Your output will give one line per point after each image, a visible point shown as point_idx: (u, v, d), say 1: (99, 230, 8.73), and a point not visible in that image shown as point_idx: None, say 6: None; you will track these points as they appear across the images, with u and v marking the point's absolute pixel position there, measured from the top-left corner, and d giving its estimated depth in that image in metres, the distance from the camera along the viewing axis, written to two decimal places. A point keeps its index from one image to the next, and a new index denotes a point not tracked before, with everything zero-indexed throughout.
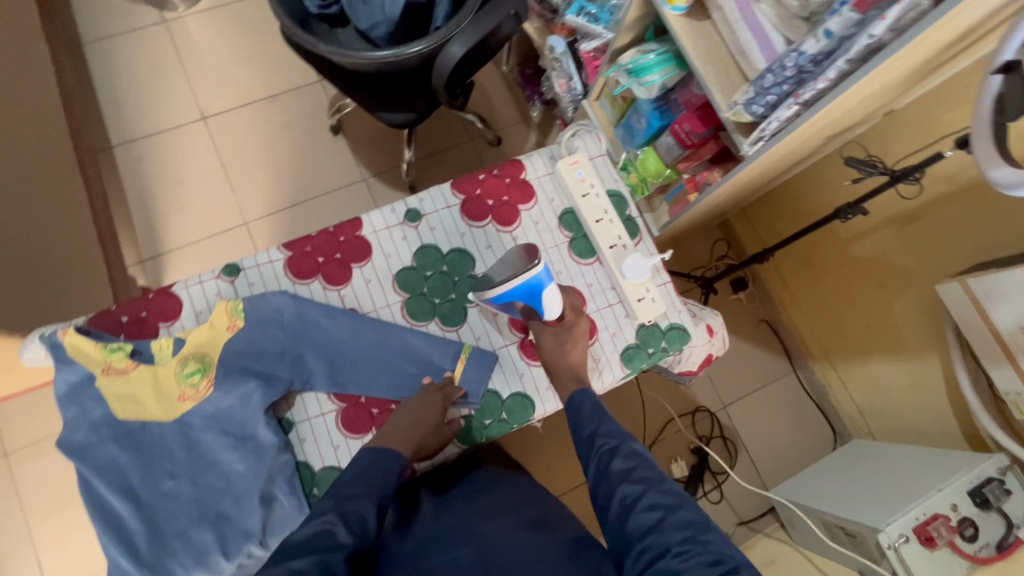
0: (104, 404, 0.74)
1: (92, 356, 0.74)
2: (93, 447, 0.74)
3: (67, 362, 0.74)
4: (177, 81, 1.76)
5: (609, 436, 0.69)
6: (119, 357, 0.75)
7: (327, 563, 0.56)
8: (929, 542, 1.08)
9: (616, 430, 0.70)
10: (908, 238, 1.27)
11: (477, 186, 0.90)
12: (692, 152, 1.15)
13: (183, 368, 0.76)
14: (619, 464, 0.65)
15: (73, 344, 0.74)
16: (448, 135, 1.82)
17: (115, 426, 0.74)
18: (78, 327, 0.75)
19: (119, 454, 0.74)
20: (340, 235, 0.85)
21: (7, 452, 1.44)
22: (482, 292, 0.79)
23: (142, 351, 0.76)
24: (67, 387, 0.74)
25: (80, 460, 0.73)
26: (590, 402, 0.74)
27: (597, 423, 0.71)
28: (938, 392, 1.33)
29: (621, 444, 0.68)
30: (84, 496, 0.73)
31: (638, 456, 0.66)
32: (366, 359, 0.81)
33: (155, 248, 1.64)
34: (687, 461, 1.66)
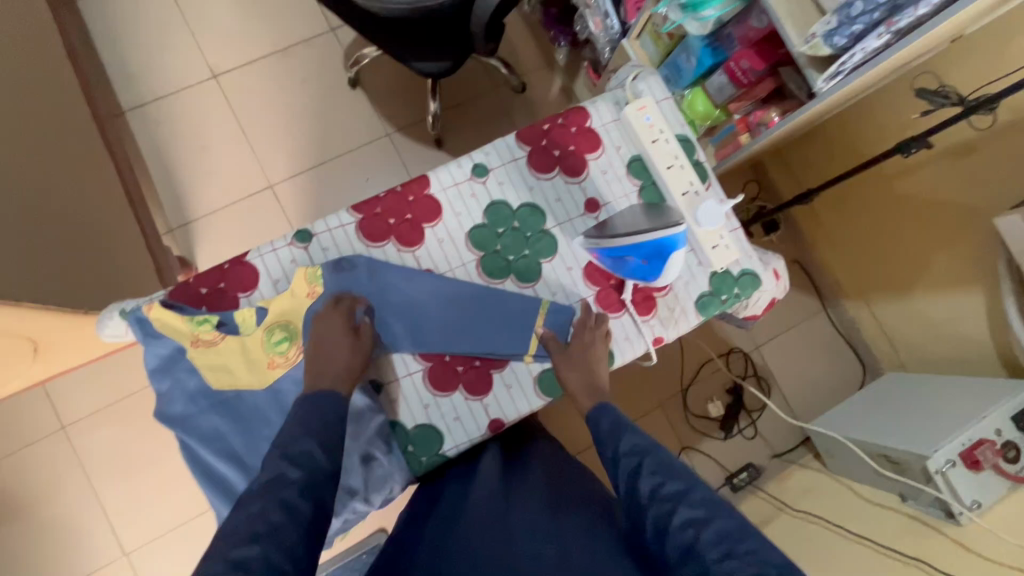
0: (196, 375, 0.76)
1: (181, 330, 0.74)
2: (193, 417, 0.76)
3: (156, 337, 0.75)
4: (182, 37, 1.66)
5: (633, 452, 0.69)
6: (206, 329, 0.75)
7: (288, 501, 0.59)
8: (975, 465, 1.13)
9: (638, 445, 0.70)
10: (962, 170, 1.24)
11: (542, 137, 0.87)
12: (745, 91, 1.12)
13: (270, 337, 0.76)
14: (647, 479, 0.66)
15: (161, 320, 0.74)
16: (471, 84, 1.75)
17: (211, 395, 0.76)
18: (164, 302, 0.74)
19: (218, 423, 0.76)
20: (408, 195, 0.83)
21: (65, 424, 1.47)
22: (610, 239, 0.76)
23: (227, 323, 0.75)
24: (160, 360, 0.76)
25: (183, 429, 0.76)
26: (611, 417, 0.75)
27: (619, 437, 0.72)
28: (979, 323, 1.34)
29: (649, 455, 0.68)
30: (190, 464, 0.76)
31: (668, 467, 0.67)
32: (446, 319, 0.81)
33: (182, 216, 1.60)
34: (723, 401, 1.72)
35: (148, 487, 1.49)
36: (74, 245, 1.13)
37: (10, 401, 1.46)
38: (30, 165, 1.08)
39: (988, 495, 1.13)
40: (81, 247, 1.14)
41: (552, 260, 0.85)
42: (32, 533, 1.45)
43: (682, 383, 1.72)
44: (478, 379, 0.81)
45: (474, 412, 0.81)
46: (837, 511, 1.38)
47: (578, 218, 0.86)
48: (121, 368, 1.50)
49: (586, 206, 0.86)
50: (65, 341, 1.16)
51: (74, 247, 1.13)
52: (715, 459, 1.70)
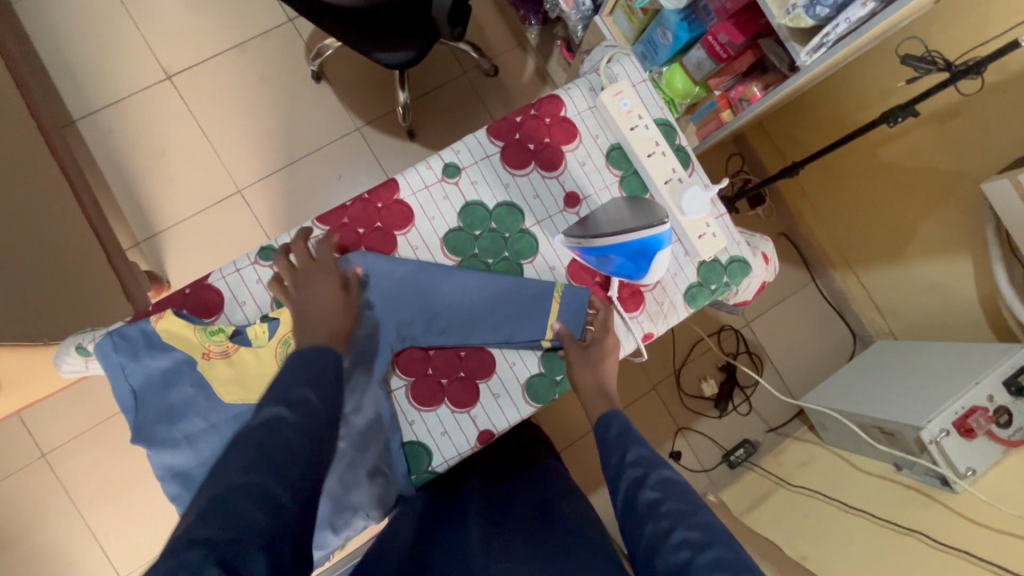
0: (189, 394, 0.72)
1: (191, 342, 0.72)
2: (200, 436, 0.73)
3: (163, 349, 0.72)
4: (129, 37, 1.57)
5: (641, 465, 0.65)
6: (219, 340, 0.72)
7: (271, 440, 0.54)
8: (969, 433, 1.13)
9: (646, 458, 0.65)
10: (945, 136, 1.22)
11: (515, 130, 0.82)
12: (725, 65, 1.07)
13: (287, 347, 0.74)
14: (649, 493, 0.61)
15: (169, 330, 0.72)
16: (440, 69, 1.68)
17: (206, 415, 0.73)
18: (176, 311, 0.72)
19: (212, 447, 0.73)
20: (376, 202, 0.78)
21: (46, 452, 1.43)
22: (589, 239, 0.72)
23: (240, 331, 0.73)
24: (145, 382, 0.72)
25: (186, 450, 0.73)
26: (618, 423, 0.72)
27: (627, 447, 0.67)
28: (965, 288, 1.34)
29: (658, 472, 0.64)
30: (177, 493, 0.73)
31: (673, 487, 0.62)
32: (456, 310, 0.78)
33: (148, 228, 1.53)
34: (716, 378, 1.71)
35: (138, 509, 1.45)
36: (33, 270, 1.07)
37: None
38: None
39: (981, 460, 1.13)
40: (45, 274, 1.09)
41: (533, 261, 0.81)
42: (23, 564, 1.41)
43: (675, 364, 1.71)
44: (465, 391, 0.78)
45: (463, 425, 0.78)
46: (834, 483, 1.39)
47: (558, 215, 0.82)
48: (97, 390, 1.45)
49: (565, 201, 0.82)
50: (35, 373, 1.11)
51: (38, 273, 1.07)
52: (711, 437, 1.70)
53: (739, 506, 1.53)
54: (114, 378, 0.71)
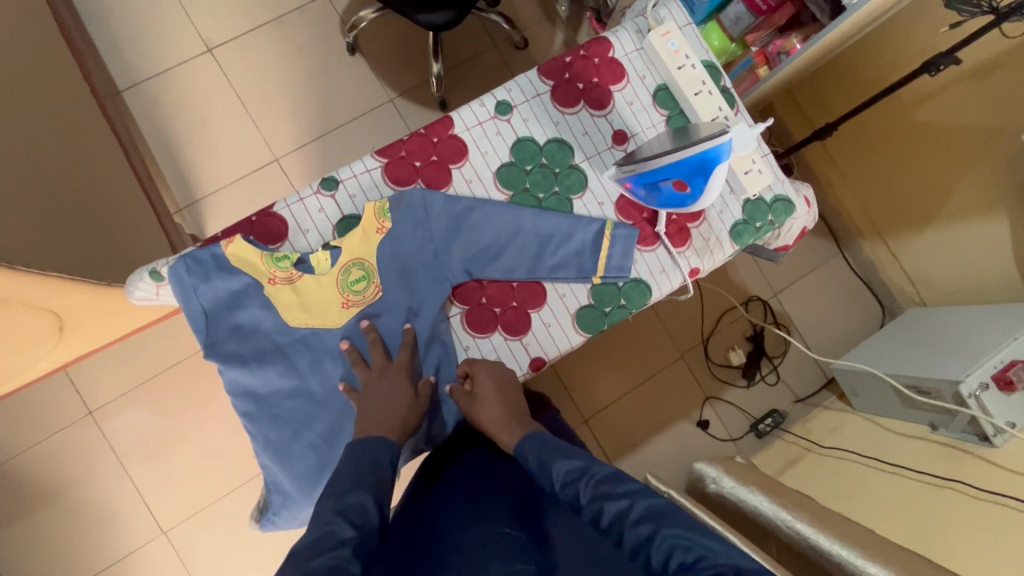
0: (258, 316, 0.76)
1: (258, 267, 0.74)
2: (266, 358, 0.76)
3: (230, 272, 0.74)
4: (172, 12, 1.62)
5: (571, 484, 0.67)
6: (283, 266, 0.74)
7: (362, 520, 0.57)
8: (1008, 387, 1.14)
9: (572, 472, 0.67)
10: (984, 93, 1.22)
11: (565, 70, 0.85)
12: (764, 19, 1.08)
13: (347, 276, 0.77)
14: (588, 509, 0.63)
15: (239, 256, 0.74)
16: (471, 42, 1.71)
17: (275, 336, 0.76)
18: (245, 239, 0.74)
19: (279, 367, 0.77)
20: (432, 137, 0.81)
21: (92, 409, 1.47)
22: (645, 164, 0.74)
23: (305, 260, 0.76)
24: (215, 303, 0.74)
25: (253, 371, 0.76)
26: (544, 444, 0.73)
27: (551, 469, 0.69)
28: (1002, 250, 1.33)
29: (586, 478, 0.66)
30: (243, 409, 0.77)
31: (607, 487, 0.64)
32: (508, 242, 0.80)
33: (189, 195, 1.58)
34: (744, 349, 1.72)
35: (178, 467, 1.49)
36: (100, 221, 1.11)
37: (34, 389, 1.46)
38: (50, 142, 1.06)
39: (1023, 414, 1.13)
40: (109, 226, 1.13)
41: (583, 197, 0.83)
42: (71, 517, 1.46)
43: (702, 333, 1.72)
44: (517, 320, 0.81)
45: (516, 352, 0.81)
46: (866, 445, 1.39)
47: (606, 151, 0.84)
48: (142, 350, 1.49)
49: (613, 138, 0.84)
50: (95, 321, 1.15)
51: (103, 224, 1.11)
52: (739, 406, 1.71)
53: (769, 470, 1.53)
54: (185, 297, 0.74)
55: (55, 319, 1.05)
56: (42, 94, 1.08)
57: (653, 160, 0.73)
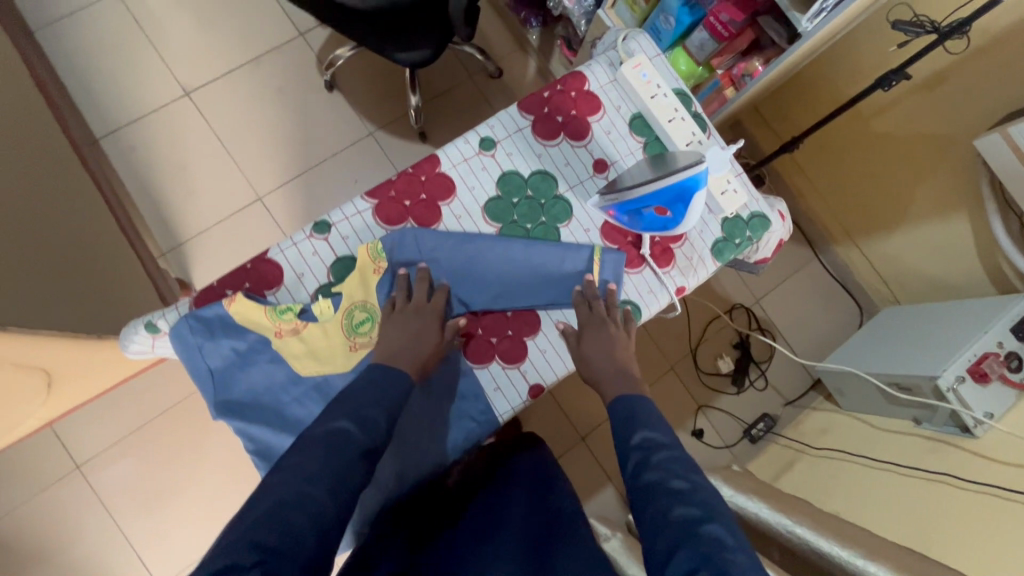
0: (266, 367, 0.76)
1: (262, 323, 0.75)
2: (276, 408, 0.76)
3: (233, 327, 0.75)
4: (149, 58, 1.63)
5: (647, 446, 0.69)
6: (288, 318, 0.75)
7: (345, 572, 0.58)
8: (983, 378, 1.19)
9: (650, 439, 0.69)
10: (934, 103, 1.30)
11: (544, 105, 0.88)
12: (727, 44, 1.14)
13: (351, 319, 0.78)
14: (653, 473, 0.65)
15: (242, 313, 0.74)
16: (447, 75, 1.75)
17: (286, 386, 0.76)
18: (245, 294, 0.74)
19: (295, 417, 0.76)
20: (420, 175, 0.84)
21: (80, 463, 1.44)
22: (625, 193, 0.77)
23: (308, 309, 0.77)
24: (220, 361, 0.75)
25: (261, 423, 0.75)
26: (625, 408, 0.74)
27: (631, 432, 0.71)
28: (965, 248, 1.41)
29: (663, 451, 0.67)
30: (258, 466, 0.75)
31: (676, 466, 0.65)
32: (501, 273, 0.82)
33: (172, 238, 1.57)
34: (732, 356, 1.75)
35: (169, 518, 1.46)
36: (85, 272, 1.11)
37: (19, 446, 1.42)
38: (31, 198, 1.05)
39: (998, 404, 1.18)
40: (94, 276, 1.12)
41: (569, 225, 0.86)
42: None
43: (691, 343, 1.76)
44: (513, 348, 0.82)
45: (514, 380, 0.82)
46: (856, 444, 1.43)
47: (589, 180, 0.88)
48: (129, 400, 1.46)
49: (594, 167, 0.88)
50: (83, 375, 1.13)
51: (86, 275, 1.11)
52: (731, 413, 1.74)
53: (766, 476, 1.56)
54: (191, 357, 0.74)
55: (42, 376, 1.03)
56: (23, 150, 1.09)
57: (634, 189, 0.77)
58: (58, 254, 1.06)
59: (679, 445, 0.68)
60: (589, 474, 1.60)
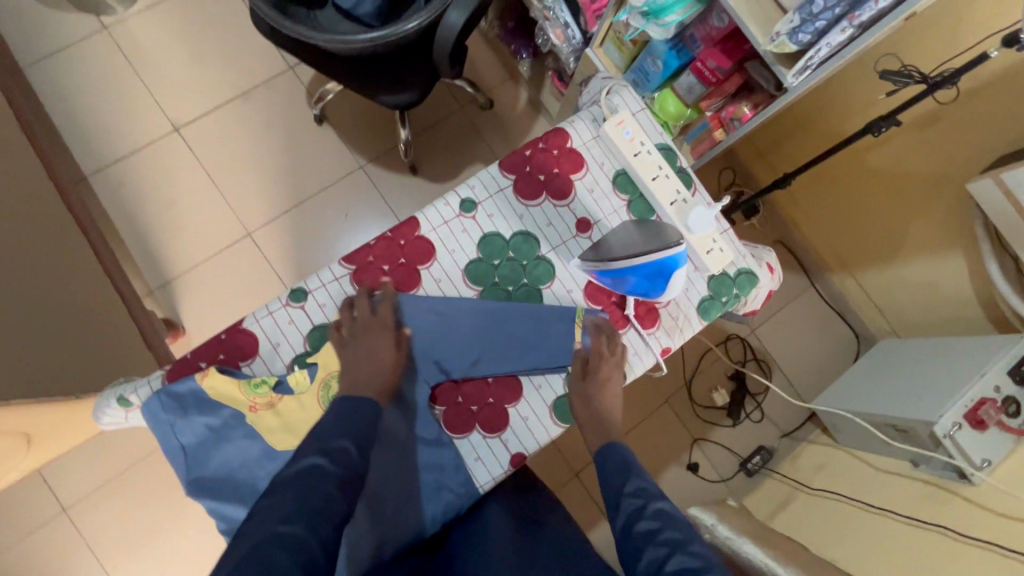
0: (239, 444, 0.75)
1: (237, 397, 0.74)
2: (251, 485, 0.75)
3: (206, 403, 0.74)
4: (137, 94, 1.63)
5: (637, 497, 0.68)
6: (262, 392, 0.74)
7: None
8: (980, 425, 1.17)
9: (644, 489, 0.68)
10: (927, 141, 1.28)
11: (526, 163, 0.87)
12: (714, 88, 1.14)
13: (327, 391, 0.76)
14: (645, 523, 0.64)
15: (214, 388, 0.73)
16: (438, 106, 1.74)
17: (260, 463, 0.75)
18: (218, 367, 0.74)
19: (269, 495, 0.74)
20: (399, 240, 0.82)
21: (66, 506, 1.42)
22: (605, 263, 0.78)
23: (282, 382, 0.75)
24: (194, 438, 0.74)
25: (237, 500, 0.74)
26: (616, 458, 0.74)
27: (622, 482, 0.70)
28: (961, 283, 1.39)
29: (653, 501, 0.67)
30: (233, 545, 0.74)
31: (670, 516, 0.65)
32: (481, 337, 0.80)
33: (161, 276, 1.56)
34: (727, 388, 1.73)
35: (157, 561, 1.44)
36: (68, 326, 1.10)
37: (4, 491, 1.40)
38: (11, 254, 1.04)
39: (995, 452, 1.16)
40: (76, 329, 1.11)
41: (551, 286, 0.85)
42: None
43: (685, 375, 1.74)
44: (494, 416, 0.81)
45: (495, 449, 0.81)
46: (853, 484, 1.40)
47: (571, 240, 0.86)
48: (116, 441, 1.45)
49: (577, 227, 0.86)
50: (66, 428, 1.12)
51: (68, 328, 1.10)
52: (727, 446, 1.71)
53: (761, 514, 1.54)
54: (164, 434, 0.74)
55: (21, 437, 1.01)
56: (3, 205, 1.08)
57: (615, 261, 0.77)
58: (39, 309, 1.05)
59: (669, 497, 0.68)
60: (582, 511, 1.57)
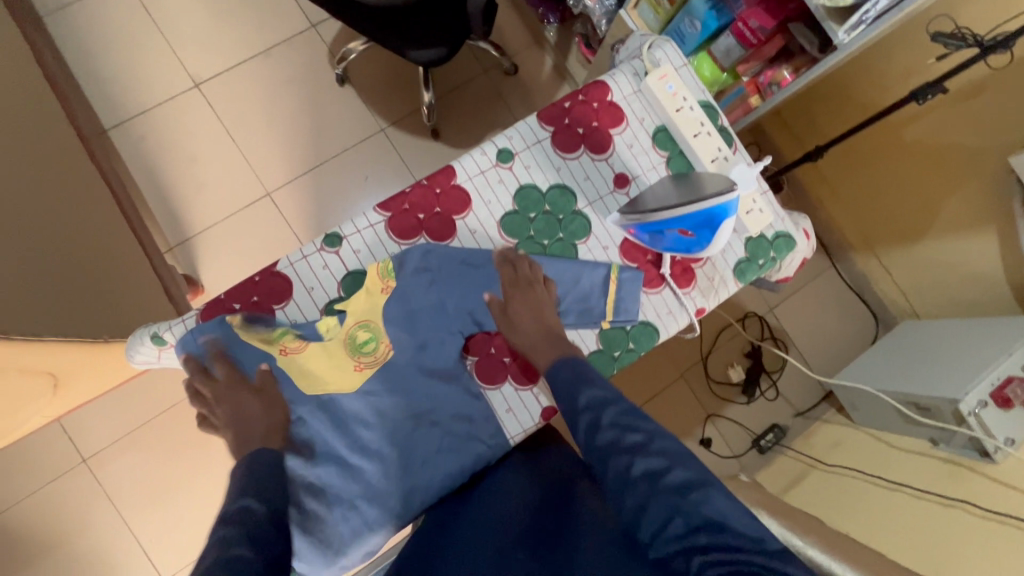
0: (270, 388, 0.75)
1: (266, 342, 0.74)
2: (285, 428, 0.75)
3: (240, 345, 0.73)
4: (158, 48, 1.60)
5: (594, 406, 0.66)
6: (291, 337, 0.75)
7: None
8: (1006, 403, 1.16)
9: (598, 399, 0.66)
10: (968, 115, 1.26)
11: (565, 115, 0.85)
12: (753, 51, 1.10)
13: (355, 339, 0.76)
14: (606, 433, 0.63)
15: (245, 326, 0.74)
16: (462, 70, 1.71)
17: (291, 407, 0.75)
18: (248, 312, 0.74)
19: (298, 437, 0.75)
20: (435, 188, 0.81)
21: (87, 457, 1.44)
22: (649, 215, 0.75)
23: (309, 331, 0.76)
24: None
25: None
26: (573, 368, 0.71)
27: (579, 393, 0.68)
28: (990, 262, 1.36)
29: (610, 407, 0.65)
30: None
31: (629, 419, 0.64)
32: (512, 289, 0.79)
33: (181, 233, 1.56)
34: (743, 365, 1.72)
35: (175, 514, 1.46)
36: (96, 273, 1.10)
37: (27, 438, 1.42)
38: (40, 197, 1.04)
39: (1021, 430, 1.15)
40: (104, 277, 1.11)
41: (587, 241, 0.83)
42: (69, 569, 1.42)
43: (701, 351, 1.73)
44: (527, 369, 0.81)
45: (527, 401, 0.81)
46: (868, 461, 1.41)
47: (609, 195, 0.85)
48: (136, 395, 1.46)
49: (615, 182, 0.85)
50: (91, 375, 1.12)
51: (97, 275, 1.10)
52: (740, 423, 1.71)
53: (774, 489, 1.54)
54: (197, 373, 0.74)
55: (49, 378, 1.02)
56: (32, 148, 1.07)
57: (659, 211, 0.74)
58: (72, 256, 1.05)
59: (624, 396, 0.67)
60: None
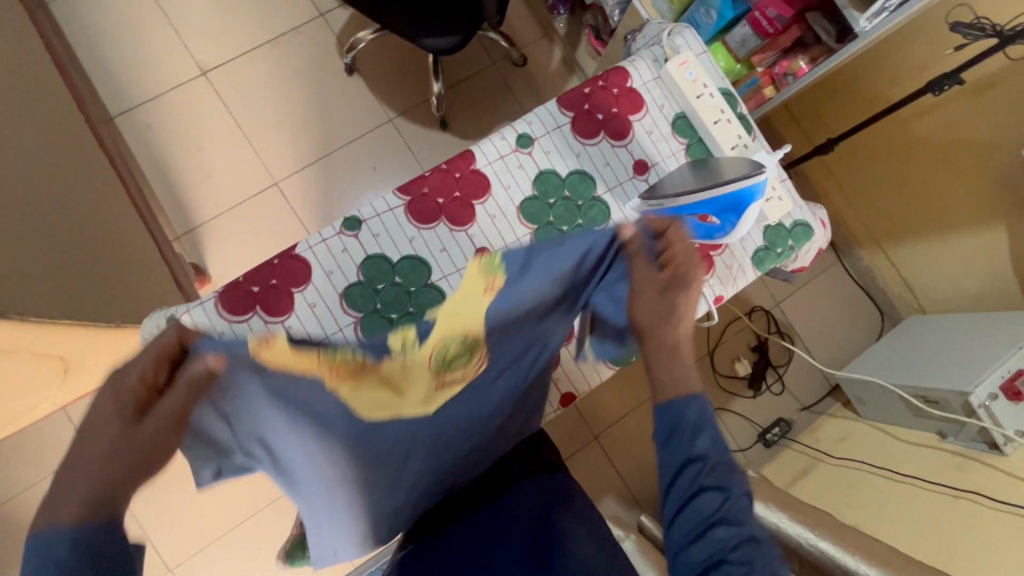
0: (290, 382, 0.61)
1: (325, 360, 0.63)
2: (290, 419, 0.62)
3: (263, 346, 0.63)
4: (165, 36, 1.59)
5: (715, 473, 0.63)
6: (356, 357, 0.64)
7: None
8: (1016, 396, 1.16)
9: (723, 468, 0.63)
10: (980, 109, 1.26)
11: (584, 101, 0.85)
12: (770, 41, 1.09)
13: (445, 353, 0.66)
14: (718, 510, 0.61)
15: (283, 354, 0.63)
16: (471, 61, 1.70)
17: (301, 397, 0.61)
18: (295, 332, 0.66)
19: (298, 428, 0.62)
20: (454, 172, 0.81)
21: None
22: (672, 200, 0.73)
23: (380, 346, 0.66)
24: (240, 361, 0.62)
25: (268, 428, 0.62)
26: (695, 409, 0.65)
27: (705, 447, 0.64)
28: (1000, 257, 1.37)
29: (731, 489, 0.62)
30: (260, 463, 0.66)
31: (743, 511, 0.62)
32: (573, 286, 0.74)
33: (187, 222, 1.55)
34: (749, 359, 1.72)
35: None
36: (106, 261, 1.09)
37: (32, 428, 1.41)
38: (52, 183, 1.03)
39: None
40: (114, 265, 1.11)
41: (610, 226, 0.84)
42: None
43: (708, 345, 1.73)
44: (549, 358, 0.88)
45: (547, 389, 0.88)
46: (874, 453, 1.41)
47: (629, 181, 0.84)
48: None
49: (635, 168, 0.85)
50: (99, 364, 1.11)
51: (107, 263, 1.09)
52: (747, 417, 1.71)
53: (780, 482, 1.54)
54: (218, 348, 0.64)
55: (58, 364, 1.01)
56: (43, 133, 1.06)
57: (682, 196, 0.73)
58: (83, 243, 1.04)
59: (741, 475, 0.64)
60: (602, 476, 1.54)
